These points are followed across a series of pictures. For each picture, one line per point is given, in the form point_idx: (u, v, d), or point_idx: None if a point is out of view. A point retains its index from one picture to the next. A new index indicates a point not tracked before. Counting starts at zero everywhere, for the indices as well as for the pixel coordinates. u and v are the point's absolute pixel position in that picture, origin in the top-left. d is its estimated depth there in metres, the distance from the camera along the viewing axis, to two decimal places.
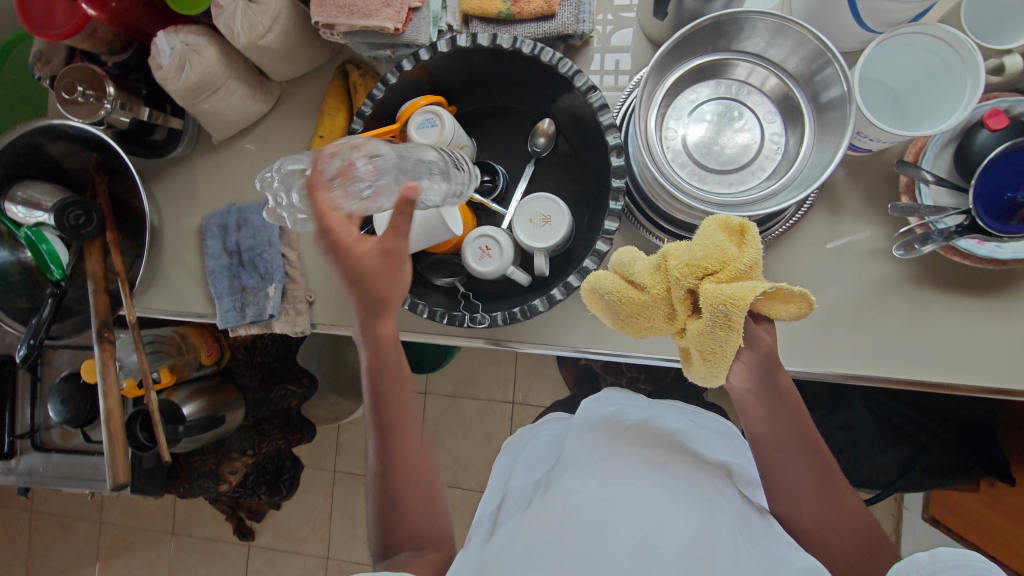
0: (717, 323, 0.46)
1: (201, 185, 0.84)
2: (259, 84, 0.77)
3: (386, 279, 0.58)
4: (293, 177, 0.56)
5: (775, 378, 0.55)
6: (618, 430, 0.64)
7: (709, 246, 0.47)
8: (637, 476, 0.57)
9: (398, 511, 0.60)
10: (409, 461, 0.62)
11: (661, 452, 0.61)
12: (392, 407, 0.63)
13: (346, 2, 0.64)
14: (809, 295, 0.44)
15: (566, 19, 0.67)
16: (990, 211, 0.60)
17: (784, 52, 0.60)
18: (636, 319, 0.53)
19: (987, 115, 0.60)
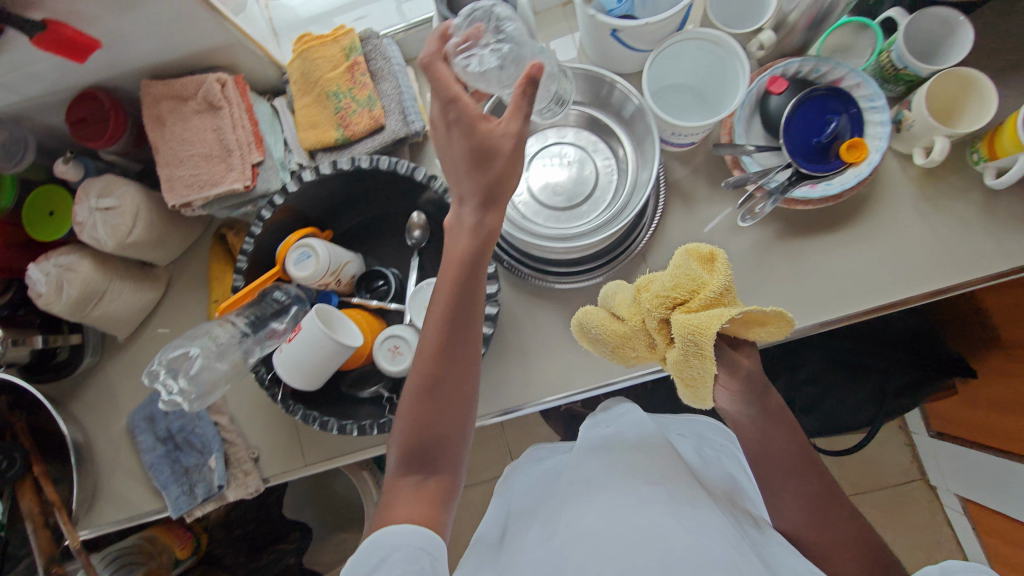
0: (690, 351, 0.52)
1: (120, 385, 0.85)
2: (144, 275, 0.81)
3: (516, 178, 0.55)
4: (176, 361, 0.60)
5: (764, 398, 0.61)
6: (615, 452, 0.67)
7: (676, 276, 0.54)
8: (634, 491, 0.59)
9: (433, 442, 0.57)
10: (455, 404, 0.57)
11: (654, 467, 0.63)
12: (462, 367, 0.58)
13: (191, 179, 0.68)
14: (779, 311, 0.50)
15: (396, 126, 0.73)
16: (809, 158, 0.67)
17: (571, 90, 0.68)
18: (624, 347, 0.61)
19: (768, 83, 0.68)
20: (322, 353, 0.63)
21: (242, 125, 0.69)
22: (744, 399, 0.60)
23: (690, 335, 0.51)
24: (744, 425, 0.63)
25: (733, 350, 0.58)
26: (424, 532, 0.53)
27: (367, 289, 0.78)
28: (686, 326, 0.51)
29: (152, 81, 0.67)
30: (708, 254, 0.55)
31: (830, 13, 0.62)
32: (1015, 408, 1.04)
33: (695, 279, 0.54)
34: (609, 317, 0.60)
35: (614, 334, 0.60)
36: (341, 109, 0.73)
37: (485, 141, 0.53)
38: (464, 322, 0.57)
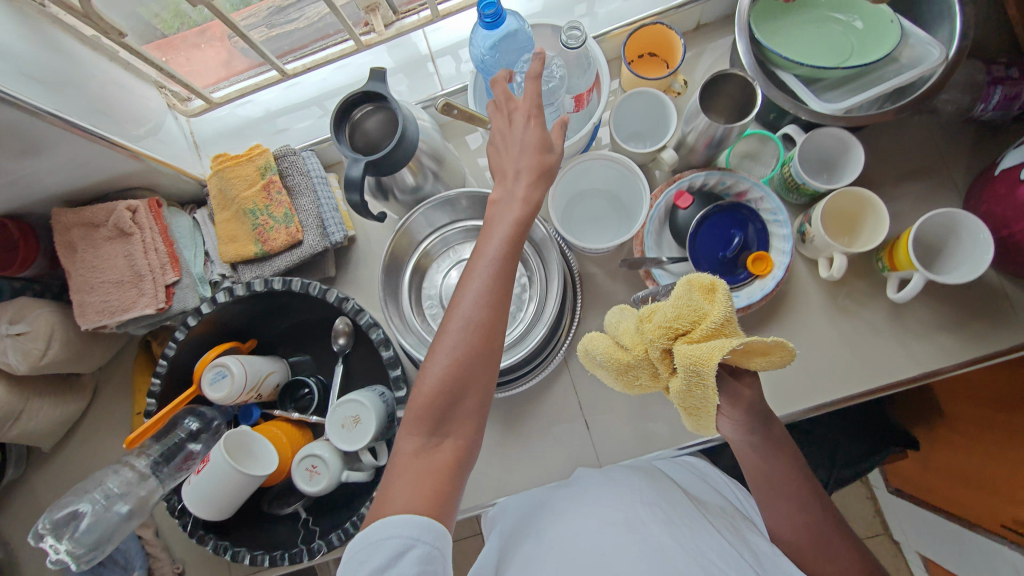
0: (692, 383, 0.47)
1: (44, 495, 0.84)
2: (67, 386, 0.80)
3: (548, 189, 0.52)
4: (66, 522, 0.60)
5: (768, 428, 0.54)
6: (609, 475, 0.60)
7: (678, 307, 0.47)
8: (618, 514, 0.51)
9: (451, 412, 0.48)
10: (479, 389, 0.49)
11: (650, 485, 0.56)
12: (493, 339, 0.49)
13: (103, 305, 0.68)
14: (786, 342, 0.43)
15: (313, 241, 0.74)
16: (716, 271, 0.68)
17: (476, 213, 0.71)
18: (627, 376, 0.55)
19: (676, 197, 0.69)
20: (228, 486, 0.62)
21: (155, 250, 0.69)
22: (740, 429, 0.53)
23: (692, 368, 0.45)
24: (744, 447, 0.55)
25: (733, 377, 0.51)
26: (428, 524, 0.43)
27: (291, 398, 0.78)
28: (691, 358, 0.45)
29: (62, 210, 0.68)
30: (710, 282, 0.48)
31: (726, 138, 0.62)
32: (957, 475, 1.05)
33: (696, 309, 0.47)
34: (614, 346, 0.53)
35: (616, 364, 0.53)
36: (258, 225, 0.73)
37: (551, 138, 0.52)
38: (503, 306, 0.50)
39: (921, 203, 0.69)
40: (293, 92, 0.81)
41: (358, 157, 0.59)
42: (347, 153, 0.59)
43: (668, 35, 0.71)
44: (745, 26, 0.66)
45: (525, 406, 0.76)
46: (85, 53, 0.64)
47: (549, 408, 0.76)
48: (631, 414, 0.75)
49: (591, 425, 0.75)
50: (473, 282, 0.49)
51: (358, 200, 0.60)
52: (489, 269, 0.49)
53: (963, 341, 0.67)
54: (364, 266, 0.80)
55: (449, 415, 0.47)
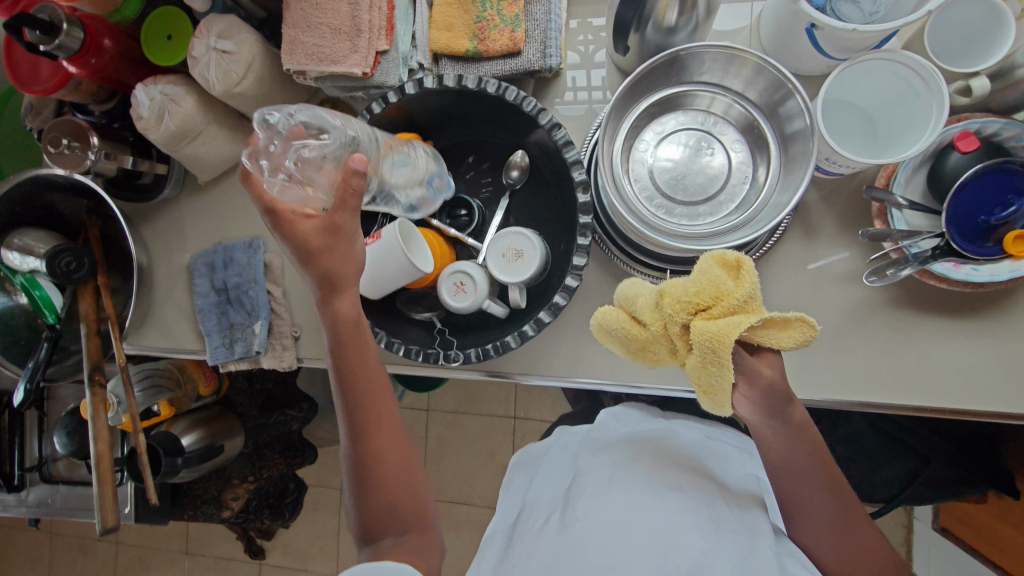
0: (707, 360, 0.48)
1: (189, 225, 0.87)
2: (240, 126, 0.80)
3: (351, 296, 0.59)
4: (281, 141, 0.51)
5: (787, 414, 0.57)
6: (636, 454, 0.70)
7: (701, 281, 0.48)
8: (651, 501, 0.63)
9: (388, 500, 0.60)
10: (390, 452, 0.62)
11: (671, 475, 0.67)
12: (372, 425, 0.62)
13: (314, 49, 0.65)
14: (808, 318, 0.46)
15: (532, 56, 0.67)
16: (964, 233, 0.60)
17: (741, 81, 0.60)
18: (644, 351, 0.56)
19: (957, 137, 0.59)
20: (393, 267, 0.62)
21: (378, 7, 0.65)
22: (765, 410, 0.56)
23: (712, 345, 0.46)
24: (764, 431, 0.59)
25: (756, 359, 0.53)
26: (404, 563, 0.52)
27: (448, 213, 0.76)
28: (707, 334, 0.47)
29: None
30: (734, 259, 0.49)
31: None
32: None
33: (720, 286, 0.48)
34: (630, 318, 0.54)
35: (634, 340, 0.54)
36: (482, 20, 0.68)
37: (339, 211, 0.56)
38: (370, 365, 0.63)
39: None
40: None
41: None
42: None
43: None
44: None
45: None
46: None
47: None
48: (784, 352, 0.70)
49: None
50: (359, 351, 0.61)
51: (627, 17, 0.55)
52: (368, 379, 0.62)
53: None
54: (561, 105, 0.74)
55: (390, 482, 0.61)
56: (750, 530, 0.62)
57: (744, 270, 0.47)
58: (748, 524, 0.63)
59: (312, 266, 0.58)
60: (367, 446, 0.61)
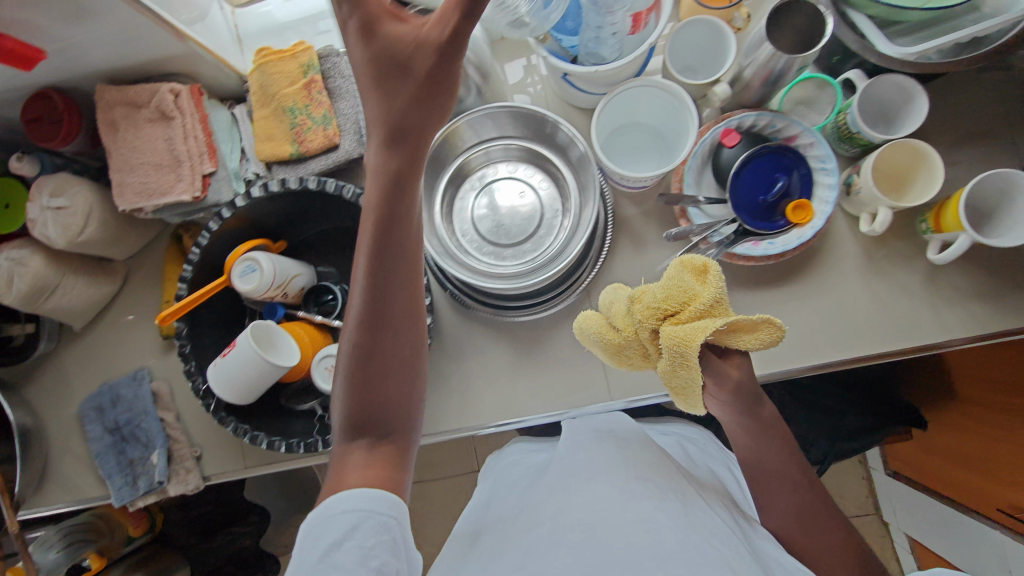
0: (676, 362, 0.51)
1: (74, 374, 0.87)
2: (100, 269, 0.82)
3: (414, 168, 0.44)
4: None
5: (757, 410, 0.57)
6: (609, 446, 0.66)
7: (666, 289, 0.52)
8: (623, 488, 0.58)
9: (385, 409, 0.50)
10: (401, 350, 0.50)
11: (645, 465, 0.62)
12: (389, 316, 0.48)
13: (140, 187, 0.69)
14: (768, 322, 0.47)
15: (349, 146, 0.73)
16: (753, 214, 0.67)
17: (508, 129, 0.68)
18: (620, 354, 0.60)
19: (721, 135, 0.67)
20: (252, 371, 0.65)
21: (194, 137, 0.69)
22: (735, 409, 0.57)
23: (677, 348, 0.50)
24: (729, 431, 0.61)
25: (724, 360, 0.55)
26: (385, 497, 0.47)
27: (314, 302, 0.79)
28: (673, 338, 0.50)
29: (105, 87, 0.67)
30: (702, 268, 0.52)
31: (784, 74, 0.61)
32: (966, 461, 1.06)
33: (687, 291, 0.52)
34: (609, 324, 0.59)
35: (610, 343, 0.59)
36: (296, 125, 0.73)
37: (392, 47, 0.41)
38: (414, 242, 0.48)
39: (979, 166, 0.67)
40: None
41: None
42: None
43: None
44: None
45: (544, 334, 0.77)
46: None
47: (568, 340, 0.77)
48: None
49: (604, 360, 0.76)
50: (367, 214, 0.46)
51: None
52: (367, 259, 0.47)
53: (1001, 314, 0.66)
54: None
55: (385, 390, 0.50)
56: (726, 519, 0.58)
57: (708, 276, 0.50)
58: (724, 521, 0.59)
59: (379, 130, 0.43)
60: (371, 351, 0.49)
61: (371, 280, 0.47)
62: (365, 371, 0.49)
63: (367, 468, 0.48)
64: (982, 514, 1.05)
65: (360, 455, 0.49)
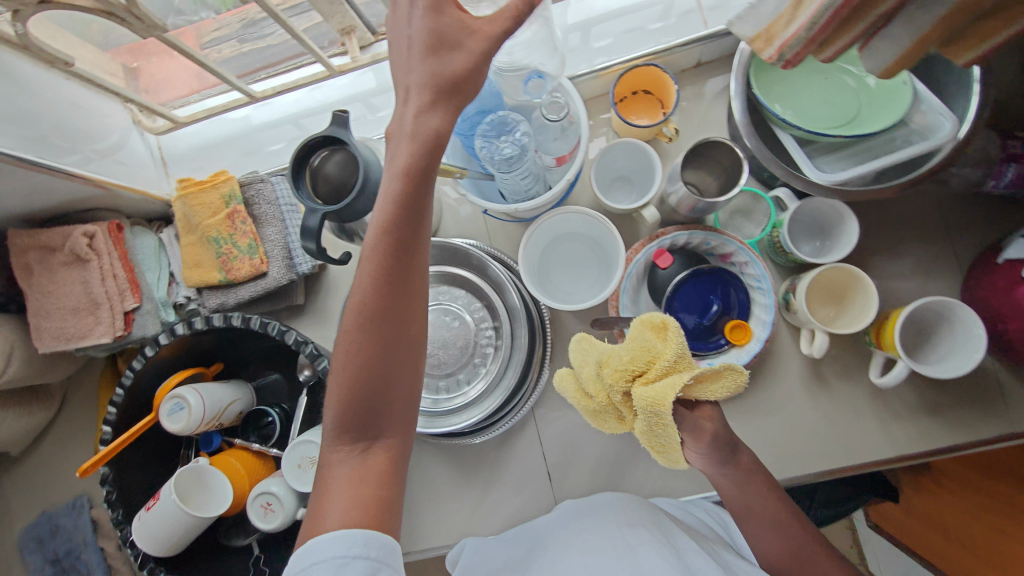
0: (653, 423, 0.49)
1: (11, 500, 0.84)
2: (33, 397, 0.80)
3: (418, 175, 0.47)
4: None
5: (738, 468, 0.56)
6: (598, 517, 0.61)
7: (630, 349, 0.50)
8: (621, 545, 0.54)
9: (378, 409, 0.49)
10: (404, 347, 0.50)
11: (634, 525, 0.57)
12: (388, 325, 0.48)
13: (59, 330, 0.66)
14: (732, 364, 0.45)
15: (278, 273, 0.71)
16: (690, 336, 0.65)
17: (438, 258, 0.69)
18: (596, 419, 0.58)
19: (655, 255, 0.64)
20: (178, 519, 0.62)
21: (111, 277, 0.67)
22: (716, 469, 0.55)
23: (651, 410, 0.47)
24: (720, 485, 0.57)
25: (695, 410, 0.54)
26: (375, 536, 0.45)
27: (254, 427, 0.77)
28: (642, 399, 0.48)
29: (16, 233, 0.66)
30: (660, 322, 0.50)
31: (710, 205, 0.59)
32: (927, 521, 1.03)
33: (649, 349, 0.50)
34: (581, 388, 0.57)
35: (584, 409, 0.56)
36: (222, 254, 0.71)
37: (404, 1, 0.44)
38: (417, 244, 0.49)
39: (918, 274, 0.65)
40: (267, 110, 0.78)
41: (315, 208, 0.56)
42: (305, 203, 0.56)
43: (664, 78, 0.67)
44: (741, 80, 0.61)
45: (487, 452, 0.74)
46: (37, 71, 0.61)
47: (513, 458, 0.74)
48: (596, 469, 0.73)
49: (553, 478, 0.74)
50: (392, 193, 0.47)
51: (313, 248, 0.58)
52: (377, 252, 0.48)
53: (951, 425, 0.64)
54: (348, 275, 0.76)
55: (383, 390, 0.49)
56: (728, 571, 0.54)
57: (667, 330, 0.48)
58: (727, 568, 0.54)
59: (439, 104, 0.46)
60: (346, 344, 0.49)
61: (378, 275, 0.48)
62: (359, 373, 0.48)
63: (357, 474, 0.48)
64: (938, 575, 1.02)
65: (350, 462, 0.48)
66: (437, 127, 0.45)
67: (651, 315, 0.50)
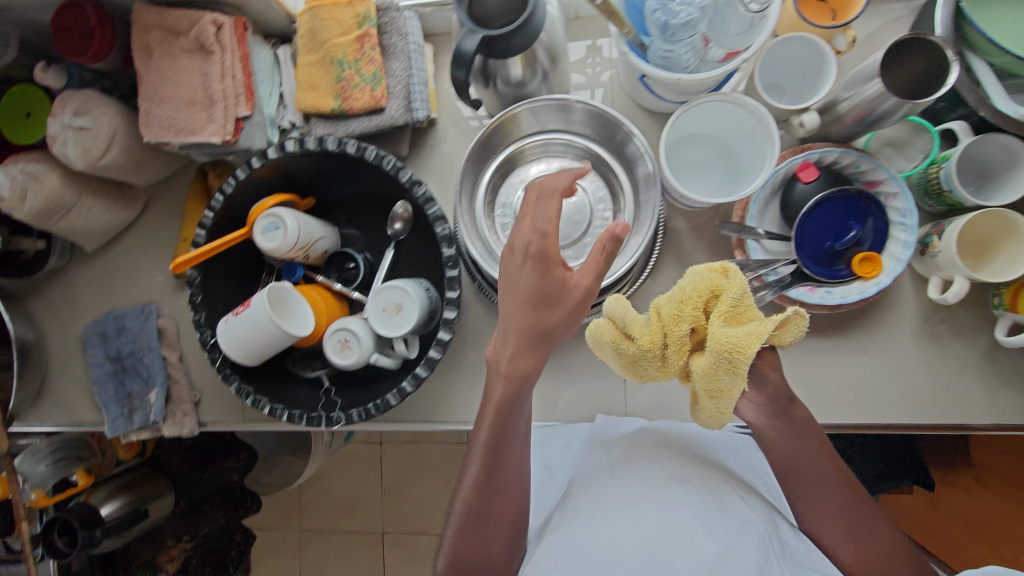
0: (723, 366, 0.45)
1: (81, 295, 0.85)
2: (119, 194, 0.79)
3: (556, 315, 0.48)
4: None
5: (792, 414, 0.55)
6: (640, 449, 0.64)
7: (698, 286, 0.47)
8: (661, 493, 0.56)
9: (480, 523, 0.55)
10: (511, 468, 0.55)
11: (679, 467, 0.60)
12: (499, 459, 0.54)
13: (170, 121, 0.64)
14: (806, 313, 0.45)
15: (396, 111, 0.68)
16: (815, 259, 0.62)
17: (583, 125, 0.64)
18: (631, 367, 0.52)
19: (799, 167, 0.61)
20: (263, 333, 0.62)
21: (231, 76, 0.64)
22: (769, 412, 0.55)
23: (727, 352, 0.44)
24: (770, 439, 0.56)
25: (760, 358, 0.52)
26: None
27: (336, 268, 0.76)
28: (724, 341, 0.44)
29: (144, 7, 0.62)
30: (720, 268, 0.50)
31: (883, 119, 0.55)
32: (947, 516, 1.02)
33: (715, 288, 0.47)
34: (621, 334, 0.51)
35: (623, 358, 0.50)
36: (343, 80, 0.68)
37: (552, 284, 0.48)
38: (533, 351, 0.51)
39: None
40: None
41: (476, 29, 0.52)
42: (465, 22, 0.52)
43: None
44: None
45: None
46: None
47: None
48: None
49: None
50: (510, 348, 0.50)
51: (462, 78, 0.55)
52: (480, 453, 0.54)
53: None
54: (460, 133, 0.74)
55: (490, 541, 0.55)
56: (772, 526, 0.55)
57: (733, 269, 0.48)
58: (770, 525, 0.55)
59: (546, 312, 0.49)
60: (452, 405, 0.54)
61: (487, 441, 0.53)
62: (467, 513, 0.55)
63: None
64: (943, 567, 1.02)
65: None
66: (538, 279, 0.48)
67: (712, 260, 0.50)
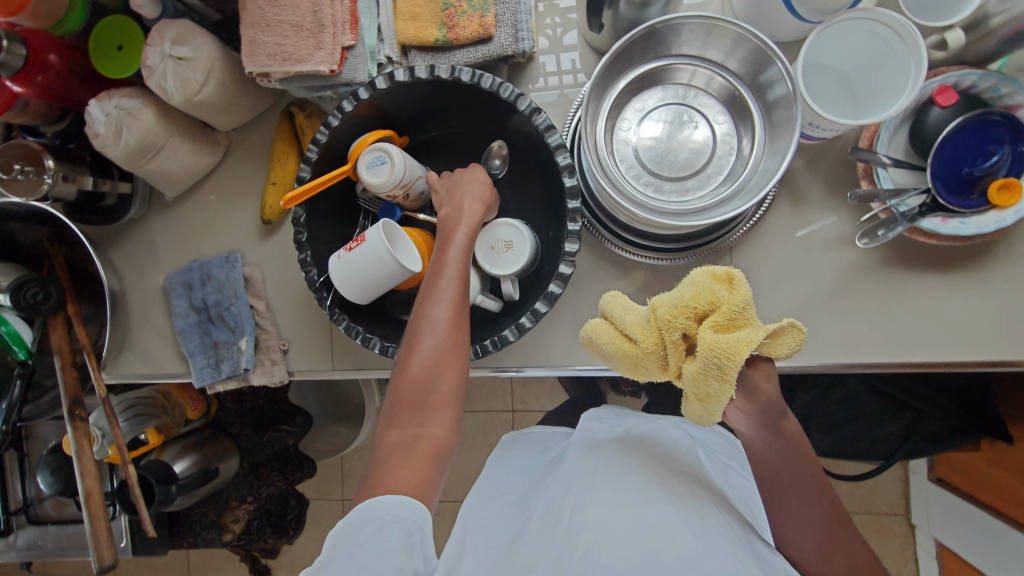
0: (709, 372, 0.45)
1: (161, 244, 0.83)
2: (205, 137, 0.76)
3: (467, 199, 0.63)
4: None
5: (781, 426, 0.54)
6: (624, 457, 0.63)
7: (693, 291, 0.47)
8: (641, 495, 0.57)
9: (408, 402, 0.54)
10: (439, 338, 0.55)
11: (663, 475, 0.60)
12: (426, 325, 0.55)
13: (277, 49, 0.62)
14: (798, 324, 0.45)
15: (504, 41, 0.66)
16: (948, 188, 0.60)
17: (722, 52, 0.59)
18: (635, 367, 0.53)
19: (936, 91, 0.59)
20: (383, 269, 0.60)
21: (340, 1, 0.62)
22: (757, 423, 0.55)
23: (716, 357, 0.44)
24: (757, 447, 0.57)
25: (750, 370, 0.51)
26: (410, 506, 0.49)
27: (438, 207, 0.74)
28: (713, 347, 0.44)
29: None
30: (724, 275, 0.48)
31: None
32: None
33: (714, 294, 0.47)
34: (623, 334, 0.52)
35: (624, 358, 0.52)
36: (450, 7, 0.65)
37: (460, 178, 0.65)
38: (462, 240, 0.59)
39: None
40: None
41: None
42: None
43: None
44: None
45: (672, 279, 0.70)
46: None
47: None
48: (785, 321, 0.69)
49: None
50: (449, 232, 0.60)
51: None
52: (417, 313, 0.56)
53: None
54: (559, 68, 0.72)
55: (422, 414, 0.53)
56: (747, 538, 0.55)
57: (735, 278, 0.47)
58: (746, 537, 0.56)
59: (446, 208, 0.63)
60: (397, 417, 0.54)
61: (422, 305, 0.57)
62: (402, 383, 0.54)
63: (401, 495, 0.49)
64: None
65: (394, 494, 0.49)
66: (462, 175, 0.65)
67: (715, 267, 0.49)
